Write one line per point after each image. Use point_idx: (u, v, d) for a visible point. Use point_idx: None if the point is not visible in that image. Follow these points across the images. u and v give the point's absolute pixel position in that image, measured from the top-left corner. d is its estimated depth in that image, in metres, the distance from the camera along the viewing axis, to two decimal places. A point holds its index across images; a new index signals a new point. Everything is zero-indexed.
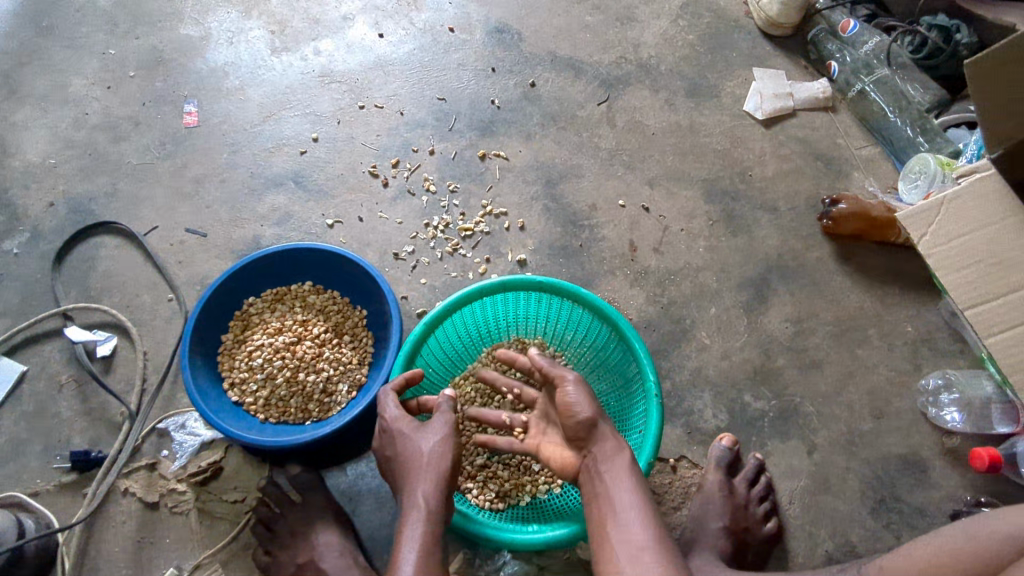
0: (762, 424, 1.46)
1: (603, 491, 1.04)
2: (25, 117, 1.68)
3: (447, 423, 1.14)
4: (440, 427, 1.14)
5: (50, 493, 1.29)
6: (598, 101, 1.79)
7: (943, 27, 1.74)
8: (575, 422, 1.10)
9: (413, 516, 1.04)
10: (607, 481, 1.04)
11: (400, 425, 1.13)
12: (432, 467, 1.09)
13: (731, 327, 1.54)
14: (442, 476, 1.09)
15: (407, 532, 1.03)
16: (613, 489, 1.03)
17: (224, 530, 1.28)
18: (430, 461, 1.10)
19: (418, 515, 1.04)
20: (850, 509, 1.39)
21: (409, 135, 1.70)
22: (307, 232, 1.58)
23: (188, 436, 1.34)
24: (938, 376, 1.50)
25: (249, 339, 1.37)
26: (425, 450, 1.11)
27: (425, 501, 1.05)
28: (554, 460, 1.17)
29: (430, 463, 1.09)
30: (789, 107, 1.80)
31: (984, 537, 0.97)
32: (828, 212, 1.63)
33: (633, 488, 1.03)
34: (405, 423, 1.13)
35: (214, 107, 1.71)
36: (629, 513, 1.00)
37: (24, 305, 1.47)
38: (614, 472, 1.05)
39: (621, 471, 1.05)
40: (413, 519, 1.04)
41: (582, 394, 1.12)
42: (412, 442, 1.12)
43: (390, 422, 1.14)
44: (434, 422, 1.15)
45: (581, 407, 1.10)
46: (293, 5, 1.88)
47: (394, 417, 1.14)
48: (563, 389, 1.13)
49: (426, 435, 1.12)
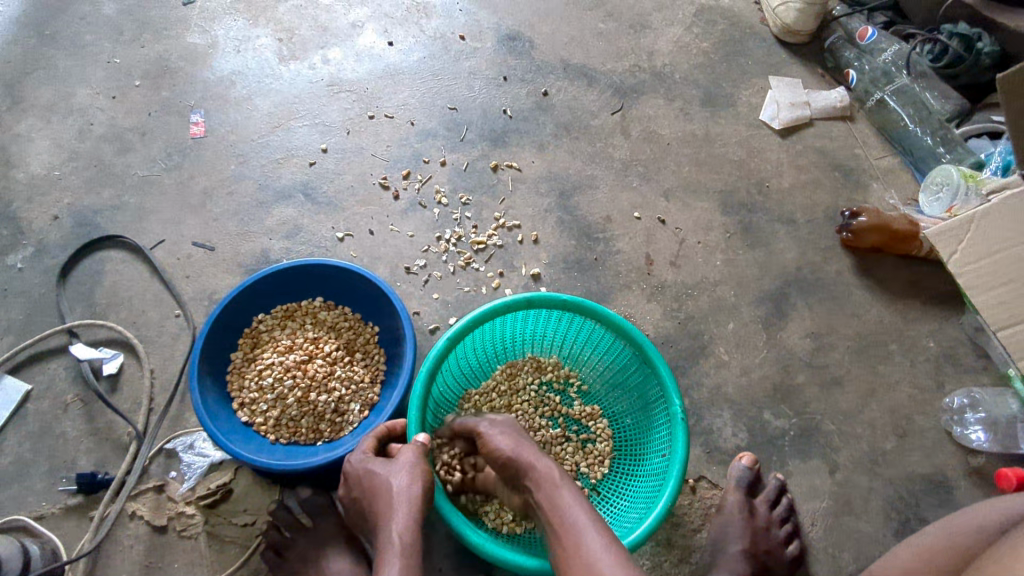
0: (784, 442, 1.42)
1: (555, 511, 0.96)
2: (29, 127, 1.65)
3: (414, 456, 1.09)
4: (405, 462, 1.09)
5: (56, 516, 1.26)
6: (612, 110, 1.76)
7: (965, 36, 1.68)
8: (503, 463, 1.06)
9: (387, 551, 0.99)
10: (556, 503, 0.97)
11: (367, 463, 1.11)
12: (401, 501, 1.04)
13: (750, 342, 1.51)
14: (411, 510, 1.04)
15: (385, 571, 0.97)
16: (562, 505, 0.97)
17: (234, 554, 1.24)
18: (400, 496, 1.05)
19: (394, 555, 0.99)
20: (874, 530, 1.36)
21: (419, 146, 1.67)
22: (318, 246, 1.55)
23: (197, 457, 1.31)
24: (963, 395, 1.46)
25: (260, 357, 1.34)
26: (393, 486, 1.06)
27: (397, 536, 1.01)
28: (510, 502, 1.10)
29: (398, 501, 1.04)
30: (806, 116, 1.76)
31: (958, 532, 1.06)
32: (848, 225, 1.59)
33: (577, 501, 0.97)
34: (371, 461, 1.12)
35: (222, 117, 1.68)
36: (579, 527, 0.93)
37: (28, 320, 1.43)
38: (558, 493, 0.98)
39: (562, 492, 0.98)
40: (389, 557, 0.99)
41: (500, 437, 1.08)
42: (380, 477, 1.08)
43: (357, 465, 1.12)
44: (398, 457, 1.10)
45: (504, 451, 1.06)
46: (301, 13, 1.85)
47: (360, 460, 1.13)
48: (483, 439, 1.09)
49: (391, 471, 1.07)
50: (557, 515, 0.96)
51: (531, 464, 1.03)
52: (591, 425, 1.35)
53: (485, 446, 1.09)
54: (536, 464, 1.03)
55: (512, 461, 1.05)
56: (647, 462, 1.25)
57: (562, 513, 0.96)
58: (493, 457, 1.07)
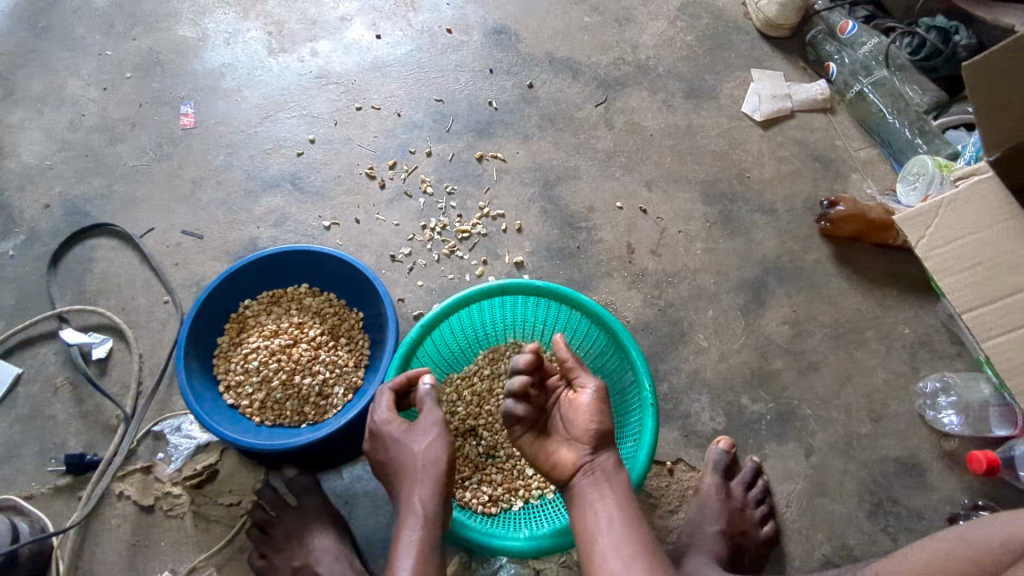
0: (760, 426, 1.45)
1: (601, 501, 1.05)
2: (22, 118, 1.67)
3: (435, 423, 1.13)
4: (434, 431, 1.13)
5: (46, 496, 1.29)
6: (596, 102, 1.79)
7: (942, 30, 1.73)
8: (584, 428, 1.09)
9: (411, 521, 1.04)
10: (605, 497, 1.06)
11: (388, 425, 1.12)
12: (429, 471, 1.09)
13: (729, 329, 1.54)
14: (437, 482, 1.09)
15: (404, 537, 1.03)
16: (609, 501, 1.05)
17: (220, 533, 1.27)
18: (427, 466, 1.10)
19: (428, 520, 1.05)
20: (848, 512, 1.38)
21: (406, 137, 1.70)
22: (304, 235, 1.58)
23: (184, 439, 1.34)
24: (936, 379, 1.49)
25: (245, 342, 1.37)
26: (416, 454, 1.10)
27: (422, 508, 1.06)
28: (538, 452, 1.13)
29: (432, 469, 1.09)
30: (787, 108, 1.79)
31: (978, 541, 1.00)
32: (827, 214, 1.62)
33: (623, 503, 1.05)
34: (394, 426, 1.13)
35: (211, 109, 1.71)
36: (619, 525, 1.03)
37: (19, 306, 1.46)
38: (613, 485, 1.07)
39: (616, 488, 1.06)
40: (411, 526, 1.04)
41: (598, 406, 1.10)
42: (402, 446, 1.11)
43: (383, 418, 1.13)
44: (424, 425, 1.13)
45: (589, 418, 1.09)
46: (290, 6, 1.88)
47: (383, 419, 1.13)
48: (585, 394, 1.12)
49: (420, 435, 1.12)
50: (604, 510, 1.05)
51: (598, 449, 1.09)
52: None
53: (578, 405, 1.12)
54: (602, 452, 1.09)
55: (596, 432, 1.08)
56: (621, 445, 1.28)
57: (606, 509, 1.05)
58: (580, 418, 1.10)
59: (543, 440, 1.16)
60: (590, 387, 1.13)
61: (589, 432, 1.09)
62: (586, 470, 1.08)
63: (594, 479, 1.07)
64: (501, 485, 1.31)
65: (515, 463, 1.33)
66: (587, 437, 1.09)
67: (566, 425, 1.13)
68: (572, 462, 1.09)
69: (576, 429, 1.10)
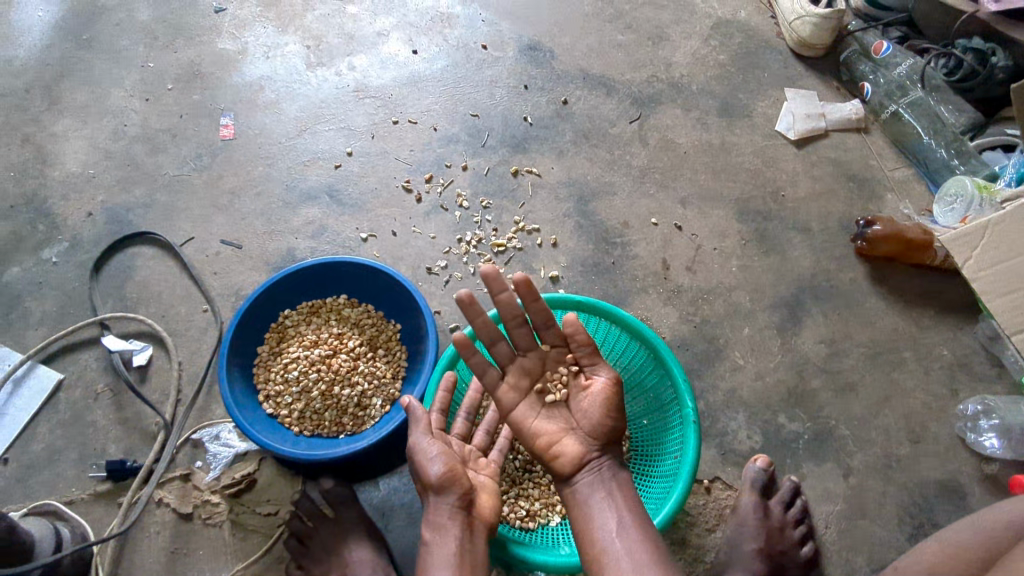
0: (798, 445, 1.44)
1: (609, 499, 1.05)
2: (65, 128, 1.70)
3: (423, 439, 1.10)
4: (434, 443, 1.10)
5: (86, 501, 1.29)
6: (630, 118, 1.79)
7: (978, 50, 1.73)
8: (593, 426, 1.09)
9: (432, 542, 1.04)
10: (617, 499, 1.05)
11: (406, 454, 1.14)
12: (430, 484, 1.07)
13: (765, 347, 1.53)
14: (445, 492, 1.06)
15: (432, 559, 1.02)
16: (619, 500, 1.05)
17: (257, 543, 1.27)
18: (428, 485, 1.07)
19: (449, 532, 1.04)
20: (888, 534, 1.37)
21: (442, 151, 1.71)
22: (342, 246, 1.59)
23: (222, 447, 1.34)
24: (976, 402, 1.48)
25: (285, 351, 1.38)
26: (431, 472, 1.06)
27: (438, 525, 1.04)
28: (542, 438, 1.12)
29: (432, 484, 1.06)
30: (822, 128, 1.79)
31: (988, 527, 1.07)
32: (863, 233, 1.61)
33: (635, 504, 1.06)
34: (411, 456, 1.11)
35: (250, 120, 1.73)
36: (631, 529, 1.02)
37: (61, 313, 1.48)
38: (620, 485, 1.07)
39: (622, 486, 1.07)
40: (429, 548, 1.04)
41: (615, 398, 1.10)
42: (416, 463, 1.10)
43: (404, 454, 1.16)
44: (417, 441, 1.10)
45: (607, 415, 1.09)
46: (328, 21, 1.91)
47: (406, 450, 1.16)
48: (602, 386, 1.10)
49: (426, 459, 1.07)
50: (609, 504, 1.04)
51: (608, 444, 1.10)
52: None
53: (595, 396, 1.10)
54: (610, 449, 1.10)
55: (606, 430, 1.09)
56: (661, 463, 1.27)
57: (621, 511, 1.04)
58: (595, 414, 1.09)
59: (543, 424, 1.13)
60: (605, 378, 1.11)
61: (602, 425, 1.09)
62: (594, 467, 1.08)
63: (604, 478, 1.07)
64: (537, 500, 1.30)
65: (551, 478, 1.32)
66: (600, 432, 1.09)
67: (574, 412, 1.12)
68: (581, 454, 1.08)
69: (588, 423, 1.10)
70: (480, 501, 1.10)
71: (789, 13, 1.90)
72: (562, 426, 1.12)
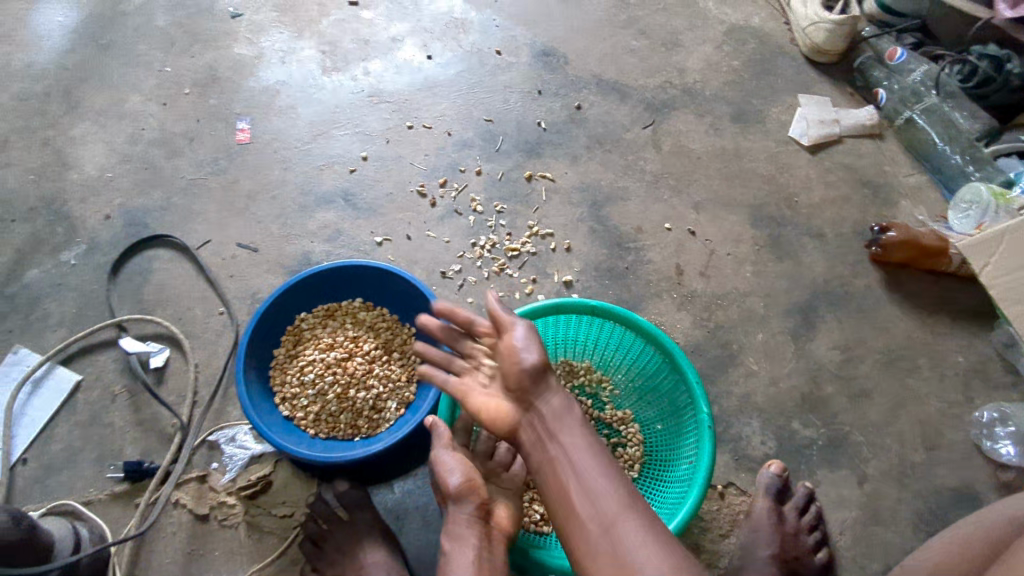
0: (812, 451, 1.44)
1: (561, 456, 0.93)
2: (84, 131, 1.72)
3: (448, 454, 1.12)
4: (455, 456, 1.12)
5: (103, 502, 1.30)
6: (643, 124, 1.80)
7: (993, 57, 1.72)
8: (520, 377, 1.00)
9: (450, 550, 1.03)
10: (569, 446, 0.94)
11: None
12: (451, 494, 1.09)
13: (779, 352, 1.53)
14: (465, 502, 1.08)
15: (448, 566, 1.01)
16: (569, 447, 0.94)
17: (273, 545, 1.28)
18: (449, 497, 1.09)
19: (467, 540, 1.04)
20: (903, 541, 1.36)
21: (456, 156, 1.72)
22: (357, 249, 1.60)
23: (239, 449, 1.35)
24: (993, 409, 1.47)
25: (301, 354, 1.39)
26: (451, 483, 1.08)
27: (457, 533, 1.05)
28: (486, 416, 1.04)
29: (451, 494, 1.08)
30: (835, 134, 1.79)
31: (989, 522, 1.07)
32: (877, 239, 1.61)
33: (595, 445, 0.94)
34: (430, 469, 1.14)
35: (266, 125, 1.75)
36: (593, 483, 0.89)
37: (79, 314, 1.49)
38: (569, 433, 0.95)
39: (573, 435, 0.95)
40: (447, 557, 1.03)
41: (528, 339, 1.01)
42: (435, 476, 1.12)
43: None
44: (438, 455, 1.13)
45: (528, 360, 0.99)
46: (343, 27, 1.92)
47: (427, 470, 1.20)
48: (512, 337, 1.02)
49: (446, 470, 1.10)
50: (565, 462, 0.93)
51: (548, 389, 0.99)
52: (622, 430, 1.37)
53: (507, 356, 1.01)
54: (552, 393, 0.99)
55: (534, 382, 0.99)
56: (676, 468, 1.27)
57: (577, 458, 0.92)
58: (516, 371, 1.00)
59: (483, 400, 1.06)
60: (516, 328, 1.02)
61: (523, 377, 0.99)
62: (543, 417, 0.98)
63: (554, 426, 0.96)
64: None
65: None
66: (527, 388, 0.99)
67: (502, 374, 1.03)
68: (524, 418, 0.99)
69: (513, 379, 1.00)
70: (500, 513, 1.10)
71: (802, 19, 1.90)
72: (501, 389, 1.05)
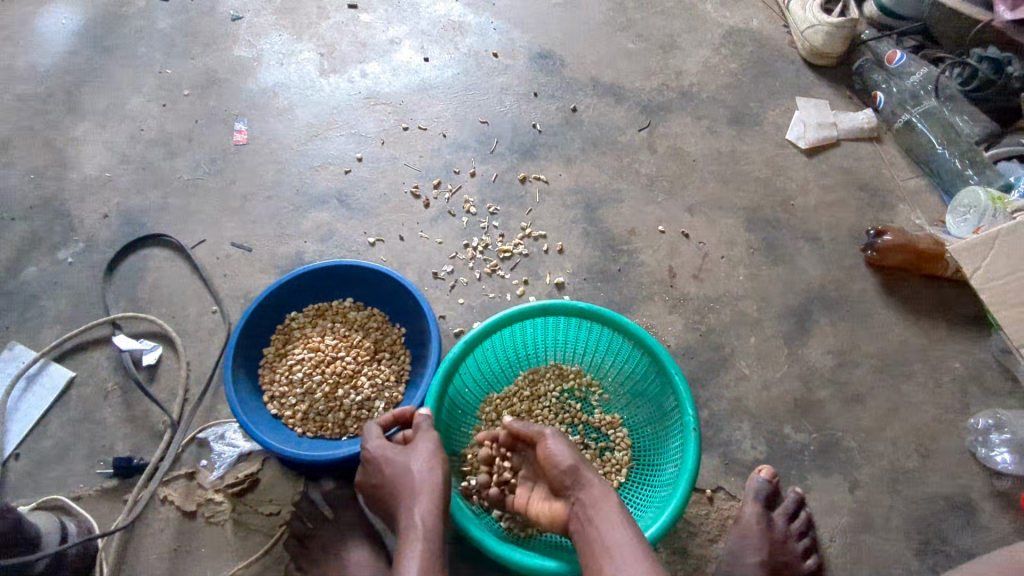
0: (804, 456, 1.42)
1: (597, 534, 0.99)
2: (85, 132, 1.74)
3: (429, 440, 1.13)
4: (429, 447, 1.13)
5: (93, 497, 1.32)
6: (639, 126, 1.80)
7: (994, 61, 1.71)
8: (558, 473, 1.08)
9: (411, 534, 1.03)
10: (604, 524, 1.00)
11: (383, 451, 1.14)
12: (426, 483, 1.09)
13: (771, 357, 1.52)
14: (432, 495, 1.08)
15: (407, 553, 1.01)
16: (601, 530, 0.99)
17: (258, 542, 1.28)
18: (421, 484, 1.09)
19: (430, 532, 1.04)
20: (895, 549, 1.34)
21: (451, 157, 1.73)
22: (349, 250, 1.61)
23: (227, 447, 1.36)
24: (988, 416, 1.45)
25: (290, 353, 1.39)
26: (420, 473, 1.10)
27: (421, 520, 1.05)
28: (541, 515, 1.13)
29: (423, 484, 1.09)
30: (833, 137, 1.78)
31: None
32: (873, 243, 1.60)
33: (632, 527, 0.99)
34: (388, 449, 1.14)
35: (263, 126, 1.76)
36: (626, 547, 0.96)
37: (74, 312, 1.51)
38: (607, 515, 1.01)
39: (612, 513, 1.01)
40: (411, 541, 1.02)
41: (558, 445, 1.10)
42: (401, 463, 1.12)
43: (375, 451, 1.15)
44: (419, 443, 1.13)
45: (567, 460, 1.08)
46: (342, 29, 1.94)
47: (378, 446, 1.15)
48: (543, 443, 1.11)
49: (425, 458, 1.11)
50: (600, 538, 0.99)
51: (588, 476, 1.06)
52: (610, 434, 1.36)
53: (543, 454, 1.10)
54: (592, 479, 1.06)
55: (569, 474, 1.07)
56: (661, 472, 1.26)
57: (608, 540, 0.98)
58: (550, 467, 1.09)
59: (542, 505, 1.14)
60: (547, 436, 1.12)
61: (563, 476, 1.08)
62: (582, 505, 1.04)
63: (594, 506, 1.03)
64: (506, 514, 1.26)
65: None
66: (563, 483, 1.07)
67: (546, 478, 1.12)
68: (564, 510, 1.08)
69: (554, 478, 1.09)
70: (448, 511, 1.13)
71: (801, 22, 1.89)
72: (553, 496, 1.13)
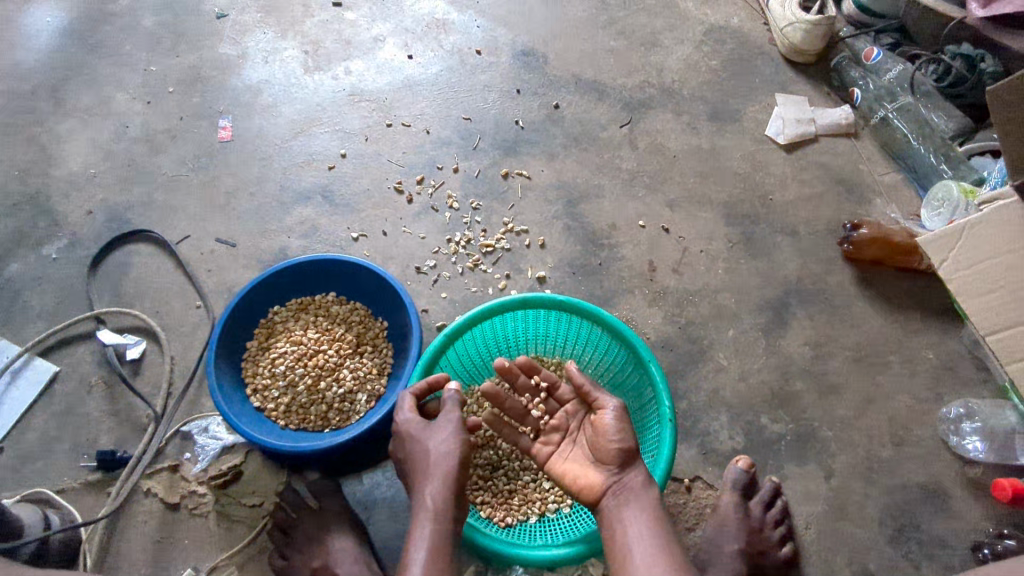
0: (780, 446, 1.45)
1: (630, 517, 1.05)
2: (69, 129, 1.75)
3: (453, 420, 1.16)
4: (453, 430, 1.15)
5: (76, 490, 1.33)
6: (621, 122, 1.82)
7: (966, 57, 1.75)
8: (612, 447, 1.11)
9: (422, 514, 1.06)
10: (635, 511, 1.06)
11: (410, 426, 1.16)
12: (442, 464, 1.11)
13: (749, 349, 1.54)
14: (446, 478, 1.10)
15: (417, 534, 1.04)
16: (636, 517, 1.05)
17: (242, 533, 1.30)
18: (440, 466, 1.11)
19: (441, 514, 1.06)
20: (868, 536, 1.37)
21: (434, 153, 1.75)
22: (333, 246, 1.62)
23: (210, 439, 1.37)
24: (960, 405, 1.48)
25: (273, 346, 1.41)
26: (441, 455, 1.12)
27: (432, 502, 1.07)
28: (570, 476, 1.18)
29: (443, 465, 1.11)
30: (812, 133, 1.81)
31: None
32: (849, 236, 1.63)
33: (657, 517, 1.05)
34: (415, 425, 1.16)
35: (248, 123, 1.77)
36: (648, 538, 1.03)
37: (58, 308, 1.52)
38: (643, 502, 1.07)
39: (646, 502, 1.07)
40: (421, 521, 1.06)
41: (620, 423, 1.13)
42: (425, 442, 1.14)
43: (403, 424, 1.16)
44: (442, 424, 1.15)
45: (624, 438, 1.11)
46: (327, 27, 1.95)
47: (406, 420, 1.16)
48: (603, 414, 1.14)
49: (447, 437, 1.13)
50: (629, 523, 1.05)
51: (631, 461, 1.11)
52: None
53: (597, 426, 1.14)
54: (635, 464, 1.11)
55: (618, 453, 1.11)
56: None
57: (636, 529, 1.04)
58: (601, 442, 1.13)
59: (567, 464, 1.20)
60: (609, 407, 1.15)
61: (612, 453, 1.11)
62: (618, 487, 1.09)
63: (630, 491, 1.08)
64: (492, 490, 1.32)
65: (533, 476, 1.34)
66: (612, 458, 1.11)
67: (592, 445, 1.16)
68: (600, 482, 1.11)
69: (603, 451, 1.13)
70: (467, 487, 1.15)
71: (780, 20, 1.91)
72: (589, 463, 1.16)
